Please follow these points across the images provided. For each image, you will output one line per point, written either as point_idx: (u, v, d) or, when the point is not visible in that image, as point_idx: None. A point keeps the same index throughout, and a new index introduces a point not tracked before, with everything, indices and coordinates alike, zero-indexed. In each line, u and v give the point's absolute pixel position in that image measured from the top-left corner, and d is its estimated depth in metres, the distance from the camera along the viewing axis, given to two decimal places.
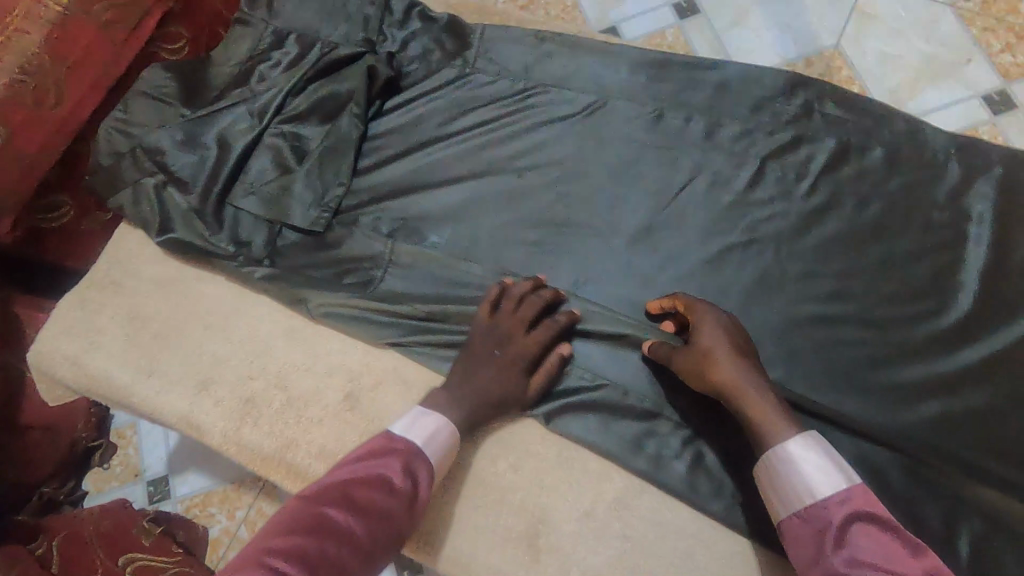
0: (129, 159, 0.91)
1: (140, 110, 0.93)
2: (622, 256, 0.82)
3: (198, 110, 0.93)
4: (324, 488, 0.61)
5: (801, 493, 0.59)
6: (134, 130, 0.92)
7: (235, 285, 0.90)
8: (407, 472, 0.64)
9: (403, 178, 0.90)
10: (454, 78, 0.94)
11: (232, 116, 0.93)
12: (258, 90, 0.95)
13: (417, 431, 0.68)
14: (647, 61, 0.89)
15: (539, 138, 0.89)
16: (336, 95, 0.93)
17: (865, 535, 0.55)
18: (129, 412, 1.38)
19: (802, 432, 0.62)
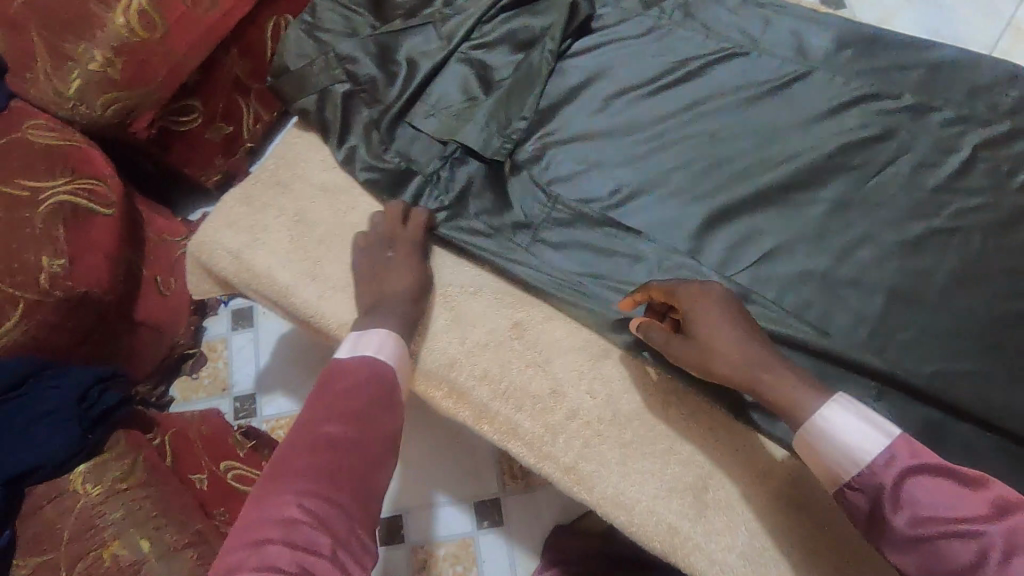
0: (317, 64, 0.90)
1: (330, 18, 0.93)
2: (818, 226, 0.80)
3: (387, 25, 0.93)
4: (309, 416, 0.64)
5: (850, 463, 0.58)
6: (323, 36, 0.91)
7: None
8: (376, 377, 0.69)
9: (591, 123, 0.88)
10: (650, 29, 0.92)
11: (423, 36, 0.92)
12: (448, 12, 0.93)
13: (365, 347, 0.71)
14: (856, 32, 0.86)
15: (738, 98, 0.87)
16: (530, 29, 0.92)
17: (922, 488, 0.54)
18: (220, 326, 1.35)
19: (829, 399, 0.62)
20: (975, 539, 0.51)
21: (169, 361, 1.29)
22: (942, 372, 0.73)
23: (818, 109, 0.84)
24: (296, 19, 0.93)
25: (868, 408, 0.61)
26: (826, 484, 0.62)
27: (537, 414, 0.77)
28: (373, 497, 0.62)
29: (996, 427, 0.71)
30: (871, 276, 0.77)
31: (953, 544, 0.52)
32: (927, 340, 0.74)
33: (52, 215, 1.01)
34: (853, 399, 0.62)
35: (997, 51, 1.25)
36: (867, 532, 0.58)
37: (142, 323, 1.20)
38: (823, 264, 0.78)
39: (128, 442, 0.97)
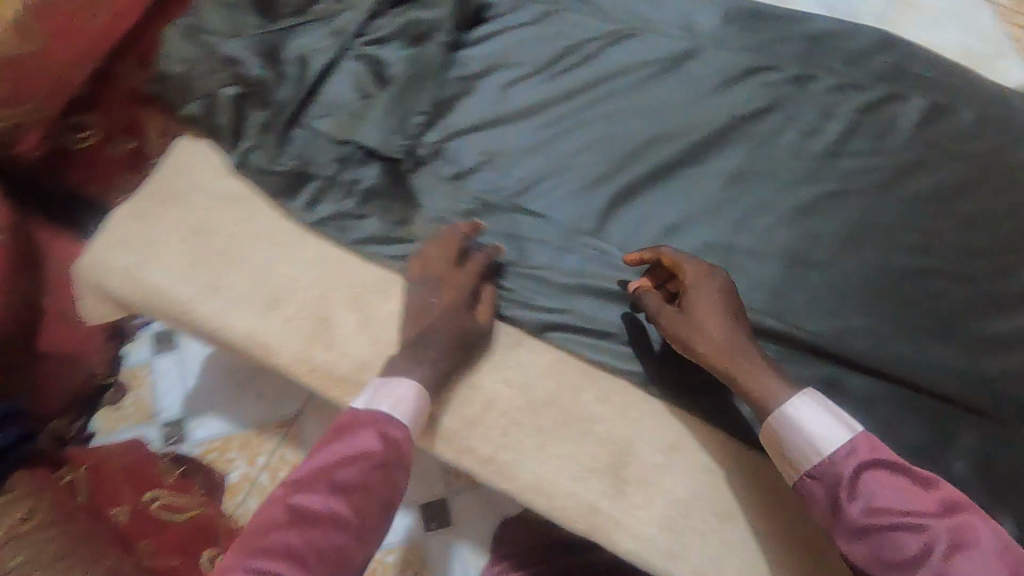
0: (202, 67, 0.87)
1: (214, 19, 0.89)
2: (714, 198, 0.82)
3: (277, 24, 0.90)
4: (293, 478, 0.65)
5: (812, 452, 0.62)
6: (207, 37, 0.88)
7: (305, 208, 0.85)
8: (380, 438, 0.67)
9: (489, 111, 0.88)
10: (544, 15, 0.92)
11: (314, 33, 0.90)
12: (338, 9, 0.91)
13: (383, 397, 0.69)
14: (738, 13, 0.90)
15: (631, 79, 0.88)
16: (422, 20, 0.90)
17: (875, 479, 0.59)
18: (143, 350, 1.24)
19: (805, 389, 0.65)
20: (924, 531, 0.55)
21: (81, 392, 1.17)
22: (839, 331, 0.75)
23: (710, 83, 0.86)
24: (179, 22, 0.89)
25: (830, 402, 0.64)
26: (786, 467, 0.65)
27: (453, 409, 0.76)
28: None
29: (893, 378, 0.73)
30: (768, 243, 0.79)
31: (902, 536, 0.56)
32: (823, 300, 0.76)
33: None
34: (818, 393, 0.65)
35: None
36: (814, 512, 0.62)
37: (48, 355, 1.12)
38: (722, 235, 0.80)
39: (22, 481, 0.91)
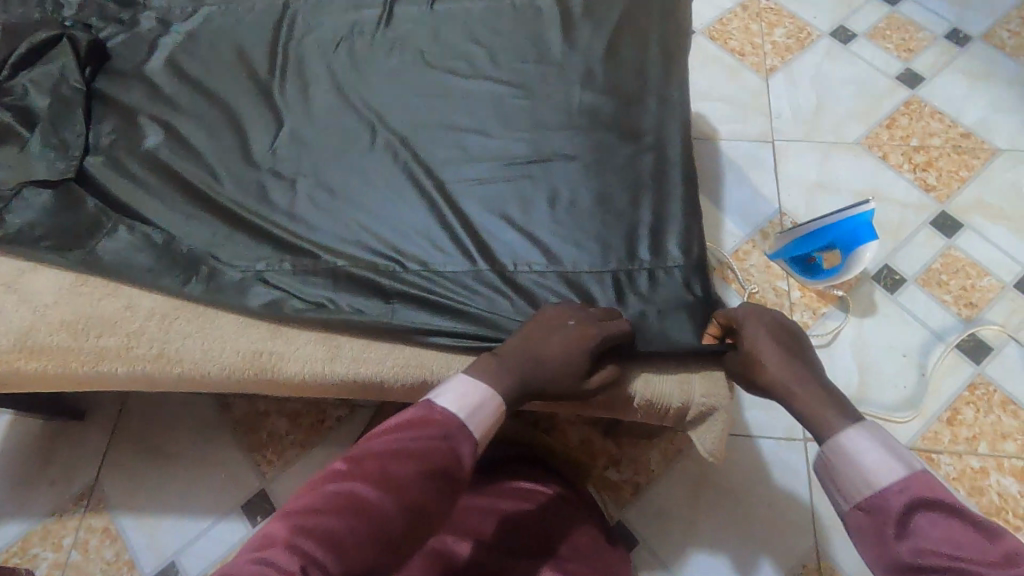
0: (96, 187, 0.82)
1: (115, 139, 0.86)
2: (654, 230, 0.75)
3: (174, 138, 0.85)
4: (362, 461, 0.52)
5: (860, 486, 0.51)
6: (106, 158, 0.84)
7: (194, 301, 0.75)
8: (906, 488, 0.48)
9: (387, 183, 0.80)
10: (448, 79, 0.86)
11: (214, 140, 0.85)
12: (240, 112, 0.87)
13: (865, 452, 0.51)
14: (653, 47, 0.86)
15: (547, 132, 0.82)
16: (324, 115, 0.85)
17: (928, 525, 0.46)
18: (125, 501, 1.16)
19: (857, 423, 0.54)
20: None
21: (71, 563, 1.12)
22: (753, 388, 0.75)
23: (615, 100, 0.83)
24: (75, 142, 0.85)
25: (885, 433, 0.53)
26: (837, 504, 0.53)
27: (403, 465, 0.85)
28: None
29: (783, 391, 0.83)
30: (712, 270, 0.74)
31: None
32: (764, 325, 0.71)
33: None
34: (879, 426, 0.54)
35: (781, 70, 1.47)
36: (862, 555, 0.50)
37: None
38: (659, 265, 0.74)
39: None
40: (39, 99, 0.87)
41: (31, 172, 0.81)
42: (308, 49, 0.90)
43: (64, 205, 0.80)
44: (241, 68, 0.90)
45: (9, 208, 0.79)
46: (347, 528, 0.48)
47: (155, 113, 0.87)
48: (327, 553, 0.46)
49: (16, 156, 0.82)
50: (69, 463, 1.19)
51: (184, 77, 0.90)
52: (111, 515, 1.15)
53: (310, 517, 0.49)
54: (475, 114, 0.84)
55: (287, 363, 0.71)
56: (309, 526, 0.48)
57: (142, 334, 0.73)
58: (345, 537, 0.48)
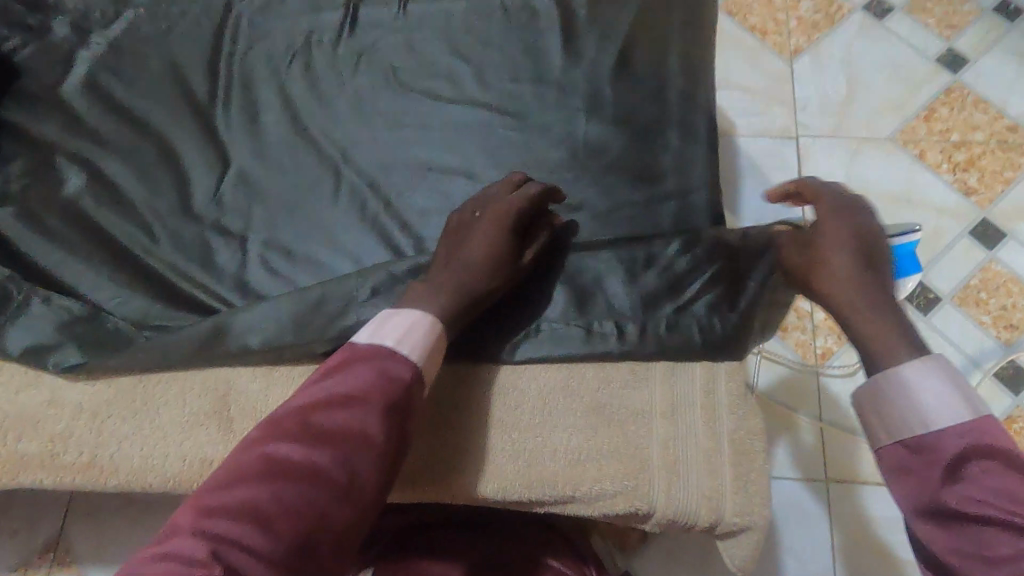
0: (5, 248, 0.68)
1: (26, 185, 0.72)
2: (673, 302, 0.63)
3: (97, 184, 0.71)
4: (282, 420, 0.50)
5: (912, 422, 0.47)
6: (15, 210, 0.70)
7: (126, 396, 0.63)
8: (970, 437, 0.45)
9: (355, 241, 0.67)
10: (426, 106, 0.72)
11: (145, 186, 0.71)
12: (176, 149, 0.72)
13: (926, 392, 0.47)
14: (672, 63, 0.71)
15: (544, 175, 0.68)
16: (277, 153, 0.71)
17: (983, 474, 0.43)
18: (94, 554, 1.08)
19: (929, 354, 0.49)
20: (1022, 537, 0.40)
21: None
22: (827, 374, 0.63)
23: (626, 133, 0.68)
24: None
25: (954, 371, 0.48)
26: (866, 431, 0.50)
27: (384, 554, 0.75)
28: (311, 557, 0.44)
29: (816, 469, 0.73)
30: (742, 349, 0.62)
31: (993, 530, 0.41)
32: None
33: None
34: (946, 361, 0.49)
35: (807, 51, 1.30)
36: (887, 485, 0.48)
37: None
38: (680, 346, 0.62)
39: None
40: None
41: None
42: (255, 67, 0.75)
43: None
44: (174, 90, 0.74)
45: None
46: (273, 491, 0.45)
47: (74, 151, 0.73)
48: (255, 518, 0.44)
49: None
50: (30, 513, 1.10)
51: (107, 103, 0.75)
52: (80, 570, 1.07)
53: (230, 489, 0.45)
54: (457, 152, 0.70)
55: None
56: (227, 500, 0.45)
57: (67, 438, 0.62)
58: (269, 498, 0.45)
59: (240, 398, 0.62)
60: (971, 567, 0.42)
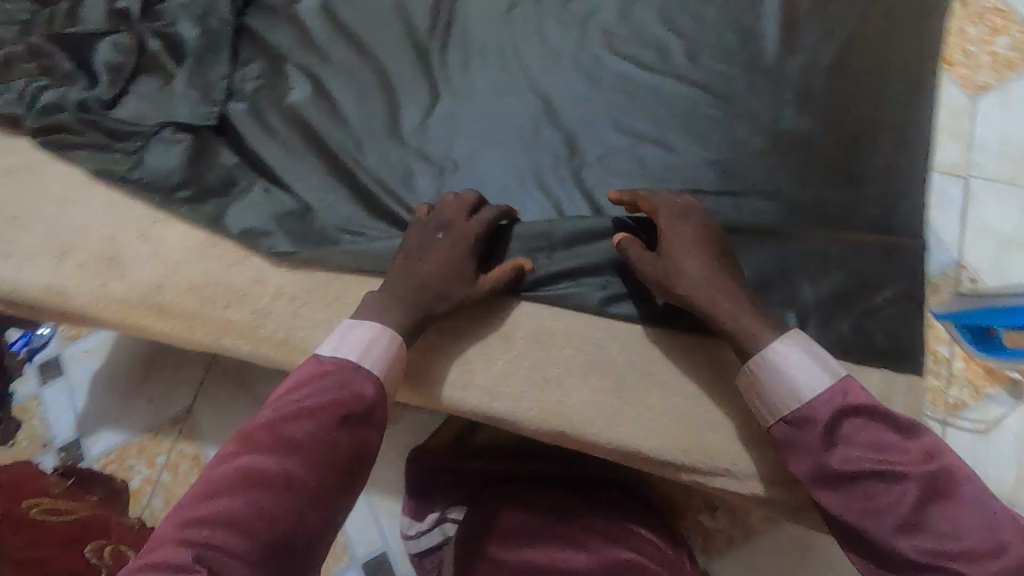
0: (235, 139, 0.77)
1: (258, 86, 0.79)
2: (854, 306, 0.63)
3: (318, 96, 0.78)
4: (253, 433, 0.55)
5: (791, 400, 0.55)
6: (246, 107, 0.78)
7: (321, 289, 0.69)
8: (846, 401, 0.54)
9: (547, 190, 0.70)
10: (632, 74, 0.73)
11: (360, 105, 0.77)
12: (392, 75, 0.77)
13: (796, 369, 0.55)
14: (892, 71, 0.70)
15: (739, 159, 0.69)
16: (484, 94, 0.75)
17: (855, 431, 0.53)
18: (216, 435, 1.19)
19: (786, 330, 0.57)
20: (897, 482, 0.51)
21: (162, 481, 1.17)
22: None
23: (832, 133, 0.68)
24: (217, 84, 0.78)
25: (808, 341, 0.57)
26: (756, 415, 0.58)
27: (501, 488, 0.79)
28: (292, 554, 0.51)
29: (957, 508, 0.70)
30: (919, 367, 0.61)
31: (873, 483, 0.52)
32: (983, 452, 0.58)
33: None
34: (802, 335, 0.58)
35: (997, 92, 1.22)
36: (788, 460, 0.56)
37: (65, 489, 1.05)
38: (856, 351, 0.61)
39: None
40: (188, 29, 0.81)
41: (172, 110, 0.77)
42: (476, 9, 0.79)
43: (200, 156, 0.75)
44: (399, 20, 0.79)
45: (150, 155, 0.75)
46: (246, 499, 0.50)
47: (302, 63, 0.80)
48: (234, 525, 0.49)
49: (162, 96, 0.78)
50: (168, 384, 1.23)
51: (335, 24, 0.81)
52: (201, 445, 1.18)
53: (209, 501, 0.51)
54: (658, 124, 0.71)
55: (410, 378, 0.64)
56: (209, 510, 0.50)
57: (268, 314, 0.69)
58: (248, 506, 0.50)
59: None
60: (873, 521, 0.51)
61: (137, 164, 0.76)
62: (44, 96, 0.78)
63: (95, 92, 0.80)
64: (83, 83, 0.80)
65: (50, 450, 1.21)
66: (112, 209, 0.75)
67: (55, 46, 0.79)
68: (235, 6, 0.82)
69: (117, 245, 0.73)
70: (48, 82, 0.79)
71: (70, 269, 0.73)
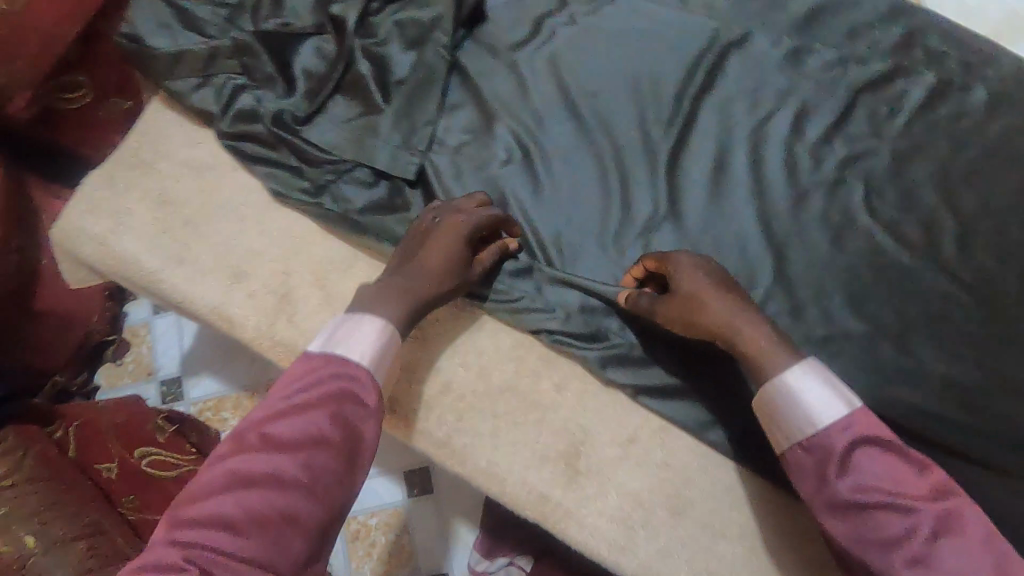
0: (429, 198, 0.71)
1: (462, 140, 0.72)
2: None
3: (525, 171, 0.70)
4: (244, 431, 0.52)
5: (803, 427, 0.53)
6: (447, 163, 0.71)
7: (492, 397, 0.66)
8: (857, 438, 0.51)
9: None
10: (889, 248, 0.64)
11: (570, 195, 0.69)
12: (612, 171, 0.69)
13: (811, 394, 0.52)
14: None
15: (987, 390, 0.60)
16: (711, 224, 0.67)
17: (869, 460, 0.51)
18: None
19: (801, 359, 0.54)
20: (909, 514, 0.49)
21: None
22: None
23: None
24: (421, 130, 0.72)
25: (826, 370, 0.54)
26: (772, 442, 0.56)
27: None
28: (290, 549, 0.48)
29: None
30: None
31: (884, 516, 0.49)
32: None
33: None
34: (817, 362, 0.55)
35: None
36: (799, 488, 0.54)
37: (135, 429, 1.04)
38: None
39: (19, 436, 0.82)
40: (401, 54, 0.74)
41: (369, 150, 0.71)
42: (726, 119, 0.69)
43: (388, 207, 0.71)
44: (634, 107, 0.70)
45: (337, 193, 0.71)
46: (237, 500, 0.48)
47: (515, 127, 0.72)
48: (226, 533, 0.47)
49: (362, 130, 0.72)
50: None
51: (560, 88, 0.72)
52: None
53: (203, 503, 0.49)
54: (905, 320, 0.62)
55: (568, 524, 0.62)
56: (201, 512, 0.48)
57: (434, 409, 0.66)
58: (238, 509, 0.48)
59: (596, 456, 0.64)
60: (877, 552, 0.49)
61: (320, 199, 0.71)
62: (240, 98, 0.74)
63: (288, 102, 0.74)
64: (280, 89, 0.74)
65: (152, 380, 1.24)
66: (291, 241, 0.72)
67: (261, 45, 0.73)
68: (455, 39, 0.74)
69: (290, 284, 0.71)
70: (247, 82, 0.74)
71: (242, 296, 0.71)
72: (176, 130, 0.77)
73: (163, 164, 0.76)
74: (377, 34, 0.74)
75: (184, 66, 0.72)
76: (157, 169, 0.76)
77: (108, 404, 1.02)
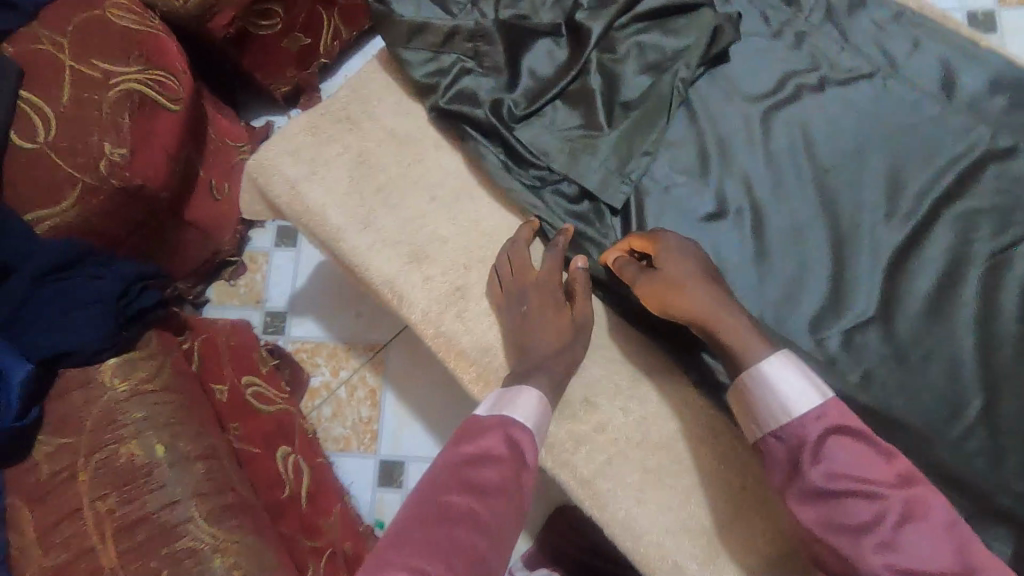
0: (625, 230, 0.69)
1: (674, 180, 0.70)
2: None
3: (731, 229, 0.68)
4: (434, 478, 0.55)
5: (776, 415, 0.54)
6: (655, 200, 0.69)
7: (643, 449, 0.64)
8: (825, 429, 0.52)
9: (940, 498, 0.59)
10: None
11: (776, 267, 0.66)
12: (826, 255, 0.66)
13: (784, 383, 0.54)
14: None
15: None
16: (923, 339, 0.62)
17: (843, 452, 0.51)
18: (399, 383, 1.21)
19: (772, 350, 0.56)
20: (878, 501, 0.49)
21: (336, 394, 1.22)
22: None
23: None
24: (637, 160, 0.70)
25: (799, 361, 0.55)
26: (748, 427, 0.57)
27: None
28: None
29: None
30: None
31: (855, 503, 0.50)
32: None
33: (117, 102, 0.89)
34: (791, 353, 0.56)
35: None
36: (772, 477, 0.55)
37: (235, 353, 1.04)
38: None
39: (160, 342, 0.86)
40: (632, 81, 0.72)
41: (579, 167, 0.70)
42: (966, 234, 0.64)
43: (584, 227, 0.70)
44: (865, 195, 0.66)
45: (540, 209, 0.71)
46: (440, 536, 0.50)
47: (732, 181, 0.69)
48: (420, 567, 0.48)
49: (577, 146, 0.71)
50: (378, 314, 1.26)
51: (790, 153, 0.69)
52: (382, 382, 1.22)
53: (410, 537, 0.50)
54: None
55: None
56: (408, 546, 0.50)
57: (584, 444, 0.65)
58: (428, 546, 0.49)
59: (739, 543, 0.61)
60: (842, 538, 0.50)
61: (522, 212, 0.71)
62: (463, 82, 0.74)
63: (509, 96, 0.73)
64: (503, 81, 0.73)
65: (259, 308, 1.27)
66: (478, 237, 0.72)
67: (499, 34, 0.73)
68: (694, 76, 0.71)
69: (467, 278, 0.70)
70: (474, 66, 0.74)
71: (417, 277, 0.71)
72: (390, 95, 0.77)
73: (370, 126, 0.76)
74: (614, 52, 0.73)
75: (420, 39, 0.73)
76: (362, 130, 0.76)
77: (224, 325, 1.05)
